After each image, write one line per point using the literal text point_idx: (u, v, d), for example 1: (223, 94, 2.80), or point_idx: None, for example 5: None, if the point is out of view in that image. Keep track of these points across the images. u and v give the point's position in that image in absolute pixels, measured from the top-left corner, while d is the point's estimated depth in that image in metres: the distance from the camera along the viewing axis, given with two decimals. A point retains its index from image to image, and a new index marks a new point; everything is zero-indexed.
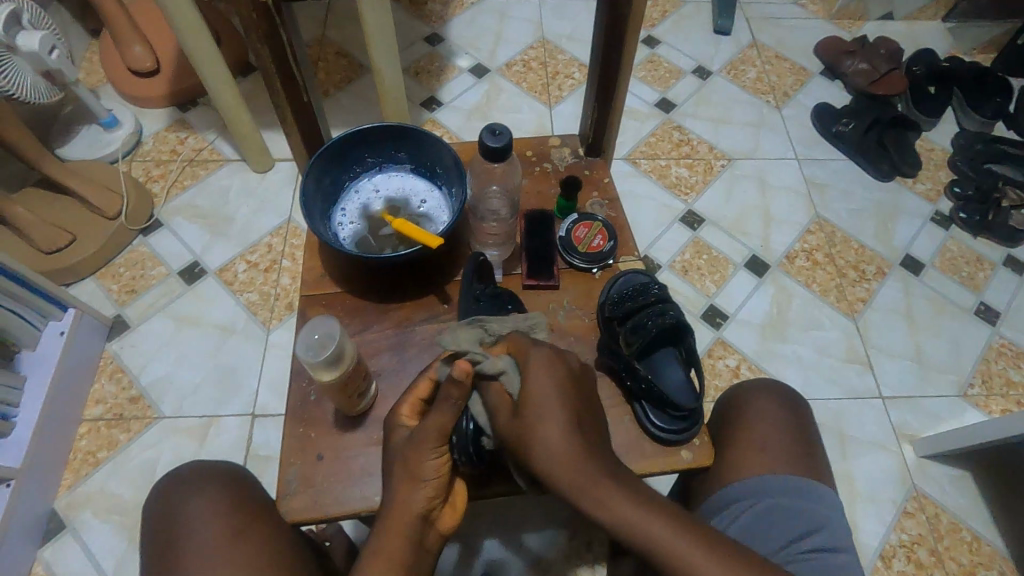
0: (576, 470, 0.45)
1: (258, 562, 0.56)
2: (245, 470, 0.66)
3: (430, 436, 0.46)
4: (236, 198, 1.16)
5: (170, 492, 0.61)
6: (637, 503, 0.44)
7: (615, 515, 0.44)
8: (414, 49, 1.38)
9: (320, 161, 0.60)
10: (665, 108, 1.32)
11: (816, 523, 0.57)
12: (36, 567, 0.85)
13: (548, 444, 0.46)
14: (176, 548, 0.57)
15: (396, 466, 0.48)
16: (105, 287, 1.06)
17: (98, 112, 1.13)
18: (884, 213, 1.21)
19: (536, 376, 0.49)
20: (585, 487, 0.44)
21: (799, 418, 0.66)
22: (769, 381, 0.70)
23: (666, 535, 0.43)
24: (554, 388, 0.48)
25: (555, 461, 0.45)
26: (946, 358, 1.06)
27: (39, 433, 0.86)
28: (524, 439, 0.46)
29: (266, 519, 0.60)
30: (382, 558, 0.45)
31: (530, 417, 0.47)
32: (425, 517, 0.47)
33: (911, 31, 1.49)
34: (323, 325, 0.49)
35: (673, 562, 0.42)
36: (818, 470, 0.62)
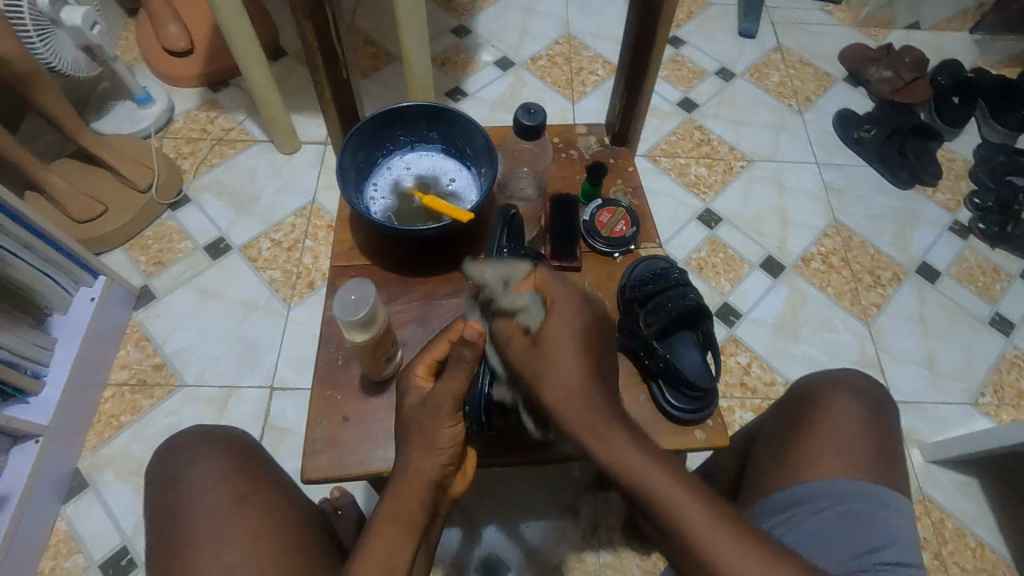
0: (588, 403, 0.46)
1: (264, 529, 0.56)
2: (248, 435, 0.66)
3: (446, 407, 0.48)
4: (262, 178, 1.19)
5: (174, 457, 0.61)
6: (652, 461, 0.44)
7: (617, 460, 0.44)
8: (441, 40, 1.40)
9: (357, 136, 0.62)
10: (687, 108, 1.33)
11: (893, 538, 0.54)
12: (58, 522, 0.87)
13: (568, 374, 0.47)
14: (181, 514, 0.57)
15: (412, 432, 0.49)
16: (133, 258, 1.09)
17: (133, 88, 1.16)
18: (903, 221, 1.21)
19: (563, 316, 0.49)
20: (592, 429, 0.45)
21: (883, 421, 0.62)
22: (852, 375, 0.66)
23: (673, 495, 0.42)
24: (584, 329, 0.49)
25: (564, 395, 0.46)
26: (958, 366, 1.07)
27: (68, 392, 0.89)
28: (537, 370, 0.47)
29: (270, 485, 0.61)
30: (398, 519, 0.46)
31: (556, 351, 0.47)
32: (440, 484, 0.48)
33: (937, 41, 1.49)
34: (360, 287, 0.51)
35: (676, 525, 0.42)
36: (896, 478, 0.59)
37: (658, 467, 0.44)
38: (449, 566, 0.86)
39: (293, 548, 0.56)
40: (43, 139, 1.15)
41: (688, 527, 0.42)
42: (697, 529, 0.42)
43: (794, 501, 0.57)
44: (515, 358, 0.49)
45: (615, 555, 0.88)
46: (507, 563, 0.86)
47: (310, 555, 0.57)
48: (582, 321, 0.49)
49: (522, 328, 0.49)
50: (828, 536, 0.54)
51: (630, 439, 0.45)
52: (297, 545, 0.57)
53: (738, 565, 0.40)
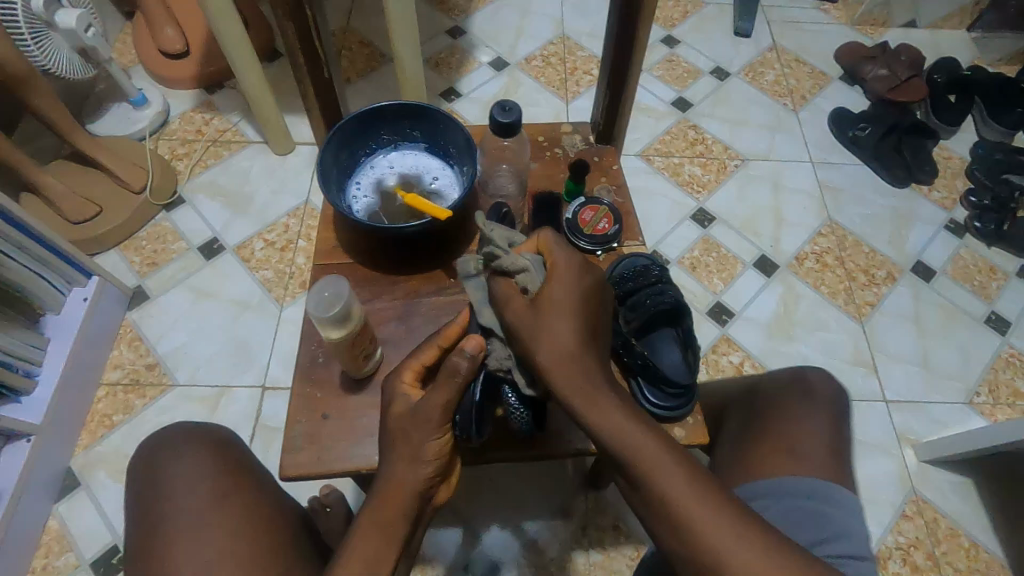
0: (581, 365, 0.45)
1: (241, 526, 0.57)
2: (232, 435, 0.67)
3: (434, 416, 0.47)
4: (256, 179, 1.19)
5: (154, 454, 0.61)
6: (640, 427, 0.44)
7: (608, 424, 0.44)
8: (436, 41, 1.41)
9: (339, 135, 0.63)
10: (681, 108, 1.33)
11: (842, 530, 0.54)
12: (50, 521, 0.88)
13: (564, 335, 0.46)
14: (163, 508, 0.57)
15: (397, 439, 0.48)
16: (128, 258, 1.10)
17: (128, 89, 1.17)
18: (898, 219, 1.21)
19: (566, 275, 0.48)
20: (581, 391, 0.45)
21: (842, 433, 0.64)
22: (818, 386, 0.69)
23: (656, 460, 0.43)
24: (587, 289, 0.48)
25: (555, 354, 0.45)
26: (953, 366, 1.06)
27: (60, 392, 0.89)
28: (533, 328, 0.47)
29: (253, 483, 0.61)
30: (380, 530, 0.46)
31: (554, 312, 0.46)
32: (425, 494, 0.48)
33: (934, 40, 1.49)
34: (334, 284, 0.51)
35: (657, 490, 0.43)
36: (847, 481, 0.60)
37: (644, 435, 0.44)
38: (438, 565, 0.86)
39: (269, 545, 0.57)
40: (39, 141, 1.16)
41: (668, 491, 0.42)
42: (679, 491, 0.42)
43: (747, 497, 0.58)
44: (511, 316, 0.48)
45: (605, 555, 0.88)
46: (496, 563, 0.86)
47: (286, 553, 0.57)
48: (585, 284, 0.48)
49: (521, 289, 0.49)
50: (777, 530, 0.55)
51: (618, 404, 0.45)
52: (274, 543, 0.57)
53: (718, 528, 0.41)
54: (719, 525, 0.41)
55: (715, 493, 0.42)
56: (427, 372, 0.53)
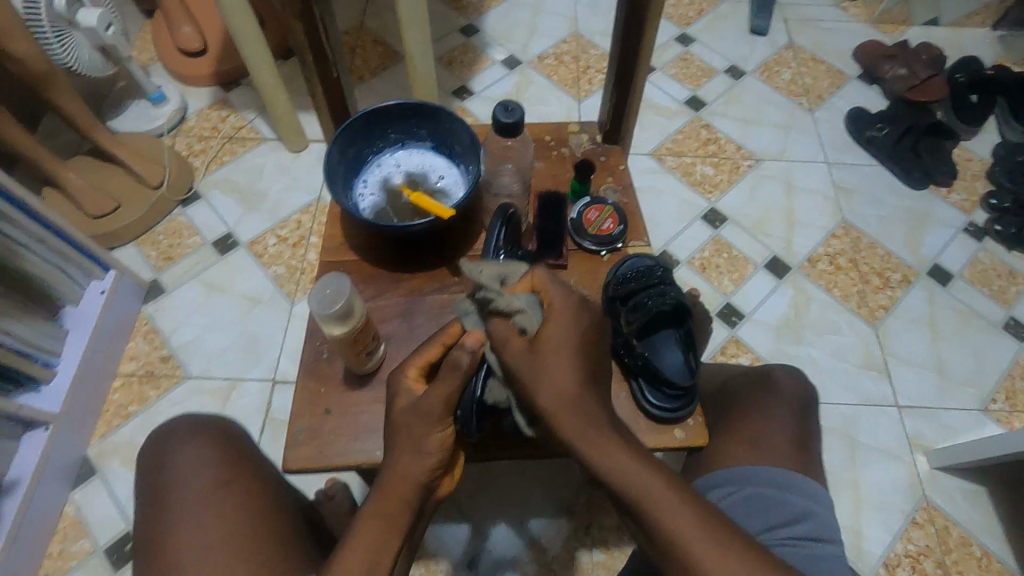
0: (582, 407, 0.45)
1: (243, 515, 0.58)
2: (237, 426, 0.68)
3: (436, 409, 0.47)
4: (270, 175, 1.21)
5: (162, 442, 0.62)
6: (646, 467, 0.44)
7: (612, 467, 0.44)
8: (448, 39, 1.41)
9: (345, 133, 0.63)
10: (694, 106, 1.32)
11: (800, 513, 0.54)
12: (67, 507, 0.90)
13: (563, 377, 0.46)
14: (168, 491, 0.59)
15: (400, 433, 0.49)
16: (144, 252, 1.12)
17: (147, 87, 1.19)
18: (914, 221, 1.19)
19: (563, 315, 0.48)
20: (583, 433, 0.45)
21: (807, 423, 0.63)
22: (791, 378, 0.68)
23: (665, 502, 0.43)
24: (584, 328, 0.48)
25: (558, 399, 0.45)
26: (969, 371, 1.04)
27: (77, 382, 0.91)
28: (532, 371, 0.46)
29: (254, 474, 0.62)
30: (382, 522, 0.46)
31: (552, 353, 0.46)
32: (426, 487, 0.49)
33: (956, 38, 1.45)
34: (335, 281, 0.51)
35: (668, 532, 0.43)
36: (812, 469, 0.60)
37: (652, 478, 0.44)
38: (443, 560, 0.87)
39: (269, 536, 0.57)
40: (61, 138, 1.19)
41: (680, 533, 0.42)
42: (685, 534, 0.42)
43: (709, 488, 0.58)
44: (511, 358, 0.48)
45: (608, 554, 0.88)
46: (499, 560, 0.87)
47: (285, 544, 0.58)
48: (582, 323, 0.48)
49: (519, 330, 0.48)
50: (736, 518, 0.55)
51: (623, 445, 0.45)
52: (274, 533, 0.58)
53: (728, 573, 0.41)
54: (733, 566, 0.41)
55: (727, 532, 0.42)
56: (429, 369, 0.53)
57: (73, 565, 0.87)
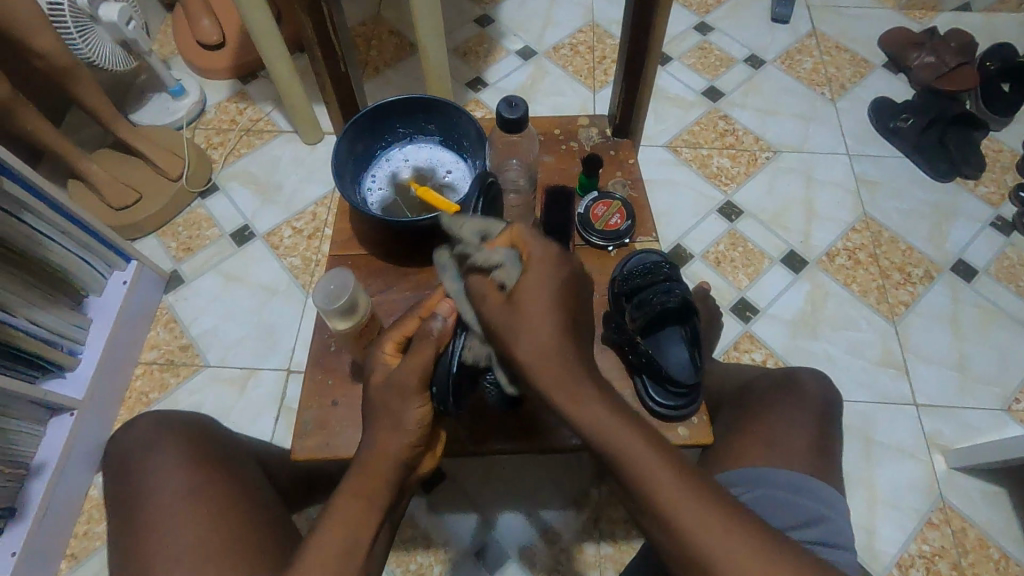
0: (559, 362, 0.43)
1: (215, 512, 0.59)
2: (205, 427, 0.69)
3: (410, 385, 0.48)
4: (286, 168, 1.23)
5: (134, 451, 0.64)
6: (625, 425, 0.43)
7: (591, 425, 0.43)
8: (464, 30, 1.41)
9: (353, 129, 0.64)
10: (712, 97, 1.30)
11: (815, 517, 0.53)
12: (92, 489, 0.94)
13: (542, 332, 0.44)
14: (139, 504, 0.60)
15: (379, 410, 0.49)
16: (165, 243, 1.15)
17: (167, 80, 1.21)
18: (939, 215, 1.15)
19: (542, 268, 0.46)
20: (561, 390, 0.43)
21: (828, 429, 0.63)
22: (812, 383, 0.67)
23: (643, 462, 0.42)
24: (564, 283, 0.46)
25: (537, 353, 0.43)
26: (992, 370, 1.01)
27: (100, 369, 0.95)
28: (510, 326, 0.44)
29: (222, 473, 0.63)
30: (362, 498, 0.47)
31: (531, 309, 0.44)
32: (407, 464, 0.49)
33: (989, 24, 1.40)
34: (339, 277, 0.52)
35: (645, 487, 0.43)
36: (829, 475, 0.58)
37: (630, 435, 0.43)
38: (452, 549, 0.88)
39: (245, 529, 0.58)
40: (86, 131, 1.22)
41: (653, 488, 0.42)
42: (664, 490, 0.42)
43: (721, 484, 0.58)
44: (489, 314, 0.46)
45: (616, 547, 0.88)
46: (509, 552, 0.87)
47: (260, 535, 0.58)
48: (563, 277, 0.46)
49: (497, 284, 0.46)
50: None
51: (604, 402, 0.44)
52: (250, 527, 0.59)
53: (703, 526, 0.41)
54: (704, 524, 0.41)
55: (703, 489, 0.42)
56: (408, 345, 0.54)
57: (97, 545, 0.90)
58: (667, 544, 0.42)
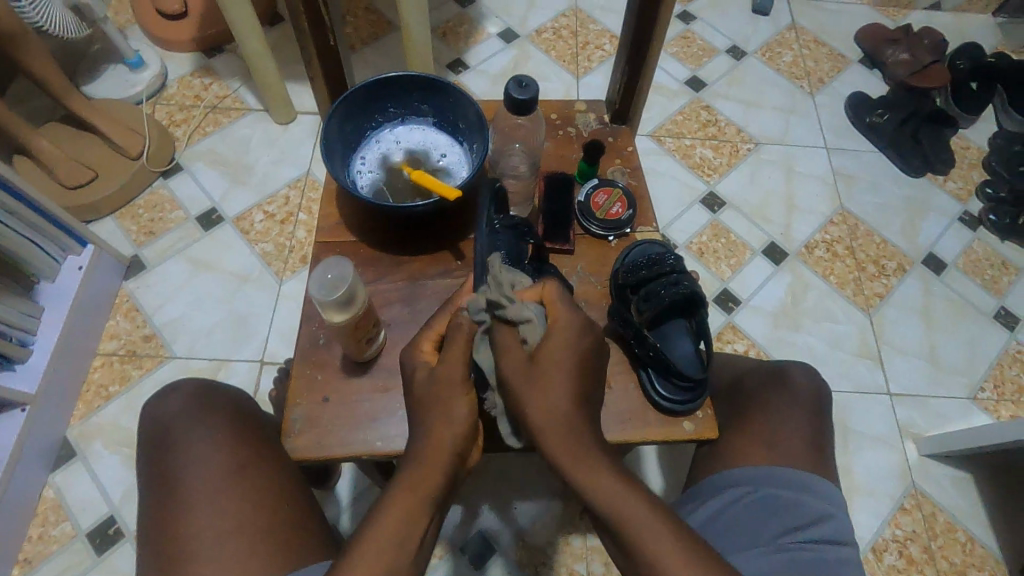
0: (573, 423, 0.46)
1: (259, 498, 0.54)
2: (248, 400, 0.64)
3: (457, 375, 0.48)
4: (257, 148, 1.16)
5: (168, 422, 0.58)
6: (632, 494, 0.44)
7: (601, 489, 0.44)
8: (443, 9, 1.36)
9: (344, 106, 0.61)
10: (695, 87, 1.29)
11: (818, 515, 0.55)
12: (46, 490, 0.88)
13: (560, 392, 0.47)
14: (177, 477, 0.55)
15: (424, 407, 0.48)
16: (124, 226, 1.07)
17: (124, 51, 1.13)
18: (911, 209, 1.18)
19: (566, 333, 0.49)
20: (570, 451, 0.45)
21: (820, 420, 0.64)
22: (803, 372, 0.68)
23: (647, 527, 0.43)
24: (581, 352, 0.49)
25: (552, 415, 0.46)
26: (959, 361, 1.05)
27: (55, 360, 0.88)
28: (527, 388, 0.47)
29: (267, 456, 0.58)
30: (415, 493, 0.44)
31: (551, 371, 0.47)
32: (460, 457, 0.47)
33: (958, 24, 1.44)
34: (337, 266, 0.50)
35: (646, 559, 0.43)
36: (825, 467, 0.60)
37: (635, 502, 0.44)
38: (437, 543, 0.86)
39: (290, 524, 0.54)
40: (32, 103, 1.12)
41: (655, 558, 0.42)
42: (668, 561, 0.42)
43: (727, 484, 0.58)
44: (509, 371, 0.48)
45: None
46: (495, 545, 0.86)
47: (305, 527, 0.54)
48: (582, 346, 0.49)
49: (520, 340, 0.49)
50: (756, 518, 0.55)
51: (610, 468, 0.45)
52: (294, 523, 0.54)
53: None
54: None
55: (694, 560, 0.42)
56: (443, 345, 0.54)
57: (54, 549, 0.84)
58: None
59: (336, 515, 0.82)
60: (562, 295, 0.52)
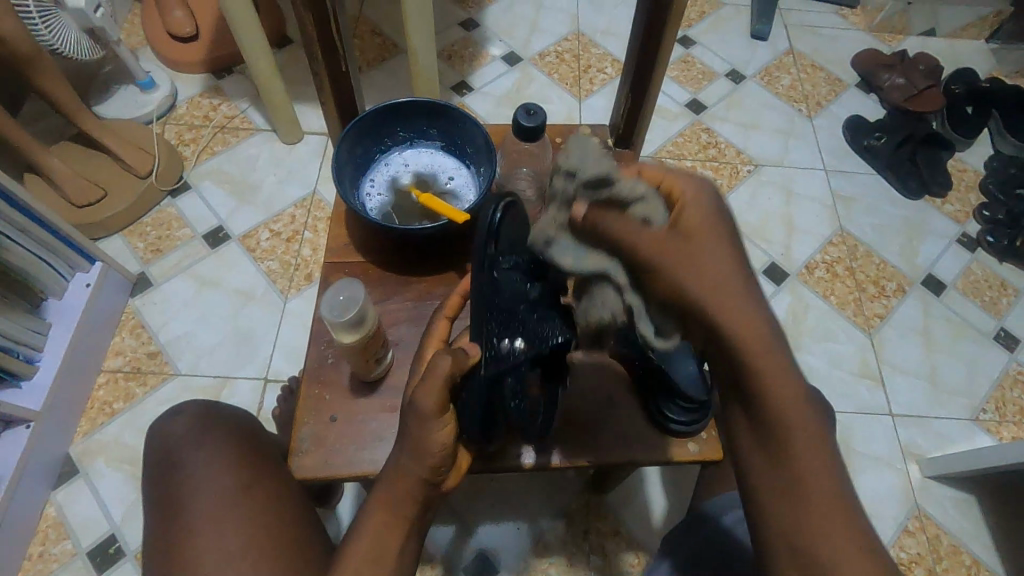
0: (734, 292, 0.42)
1: (263, 519, 0.54)
2: (253, 422, 0.65)
3: (429, 407, 0.46)
4: (264, 167, 1.18)
5: (171, 443, 0.59)
6: (787, 374, 0.42)
7: (756, 367, 0.42)
8: (449, 33, 1.39)
9: (354, 130, 0.63)
10: (695, 110, 1.31)
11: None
12: (48, 508, 0.87)
13: (721, 260, 0.43)
14: (182, 499, 0.55)
15: (401, 435, 0.48)
16: (131, 244, 1.08)
17: (136, 72, 1.15)
18: (910, 231, 1.20)
19: (703, 207, 0.44)
20: (731, 316, 0.42)
21: None
22: None
23: (791, 411, 0.41)
24: (726, 229, 0.44)
25: (715, 286, 0.42)
26: (961, 382, 1.05)
27: (60, 378, 0.88)
28: (681, 250, 0.43)
29: (271, 477, 0.58)
30: (388, 514, 0.48)
31: (706, 238, 0.43)
32: (431, 482, 0.48)
33: (952, 49, 1.47)
34: (349, 288, 0.52)
35: (783, 436, 0.41)
36: None
37: (787, 386, 0.42)
38: (439, 564, 0.85)
39: (293, 546, 0.54)
40: (44, 123, 1.14)
41: (788, 438, 0.41)
42: (805, 451, 0.41)
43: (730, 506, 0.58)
44: (646, 243, 0.44)
45: (606, 559, 0.87)
46: (497, 566, 0.86)
47: (306, 545, 0.55)
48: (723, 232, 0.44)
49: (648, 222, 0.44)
50: None
51: (773, 338, 0.42)
52: (297, 544, 0.54)
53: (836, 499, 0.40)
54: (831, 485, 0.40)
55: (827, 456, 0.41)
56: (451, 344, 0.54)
57: (53, 567, 0.84)
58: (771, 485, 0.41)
59: (338, 536, 0.82)
60: (678, 171, 0.46)
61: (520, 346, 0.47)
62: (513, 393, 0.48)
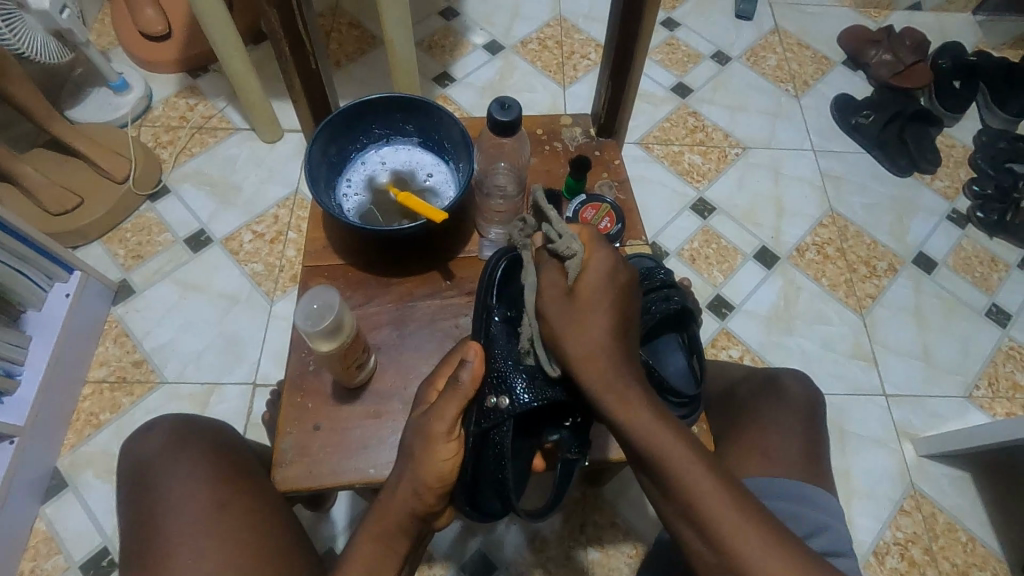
0: (610, 362, 0.46)
1: (244, 534, 0.53)
2: (231, 433, 0.64)
3: (440, 430, 0.48)
4: (243, 167, 1.16)
5: (148, 463, 0.58)
6: (668, 432, 0.43)
7: (637, 424, 0.44)
8: (428, 23, 1.36)
9: (327, 129, 0.61)
10: (681, 93, 1.29)
11: (817, 526, 0.52)
12: (38, 522, 0.86)
13: (594, 335, 0.46)
14: (159, 518, 0.54)
15: (408, 456, 0.49)
16: (111, 251, 1.06)
17: (107, 74, 1.12)
18: (900, 208, 1.19)
19: (601, 270, 0.48)
20: (612, 389, 0.45)
21: (815, 429, 0.64)
22: (795, 380, 0.68)
23: (682, 463, 0.42)
24: (619, 291, 0.49)
25: (587, 354, 0.46)
26: (953, 359, 1.05)
27: (44, 392, 0.86)
28: (562, 321, 0.48)
29: (252, 490, 0.57)
30: (379, 543, 0.49)
31: (590, 304, 0.47)
32: (422, 517, 0.49)
33: (939, 23, 1.45)
34: (323, 295, 0.51)
35: (683, 494, 0.42)
36: (821, 478, 0.59)
37: (677, 444, 0.43)
38: (437, 563, 0.85)
39: (276, 561, 0.53)
40: (16, 129, 1.11)
41: (687, 486, 0.41)
42: (710, 501, 0.41)
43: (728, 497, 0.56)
44: (546, 299, 0.49)
45: (603, 551, 0.87)
46: (496, 562, 0.85)
47: (291, 558, 0.54)
48: (621, 280, 0.49)
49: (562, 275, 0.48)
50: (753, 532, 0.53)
51: (647, 405, 0.45)
52: (280, 558, 0.53)
53: (757, 553, 0.39)
54: (748, 539, 0.39)
55: (733, 492, 0.41)
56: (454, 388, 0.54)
57: None
58: (707, 557, 0.41)
59: (333, 541, 0.81)
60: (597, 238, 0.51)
61: (506, 402, 0.48)
62: (499, 447, 0.47)
